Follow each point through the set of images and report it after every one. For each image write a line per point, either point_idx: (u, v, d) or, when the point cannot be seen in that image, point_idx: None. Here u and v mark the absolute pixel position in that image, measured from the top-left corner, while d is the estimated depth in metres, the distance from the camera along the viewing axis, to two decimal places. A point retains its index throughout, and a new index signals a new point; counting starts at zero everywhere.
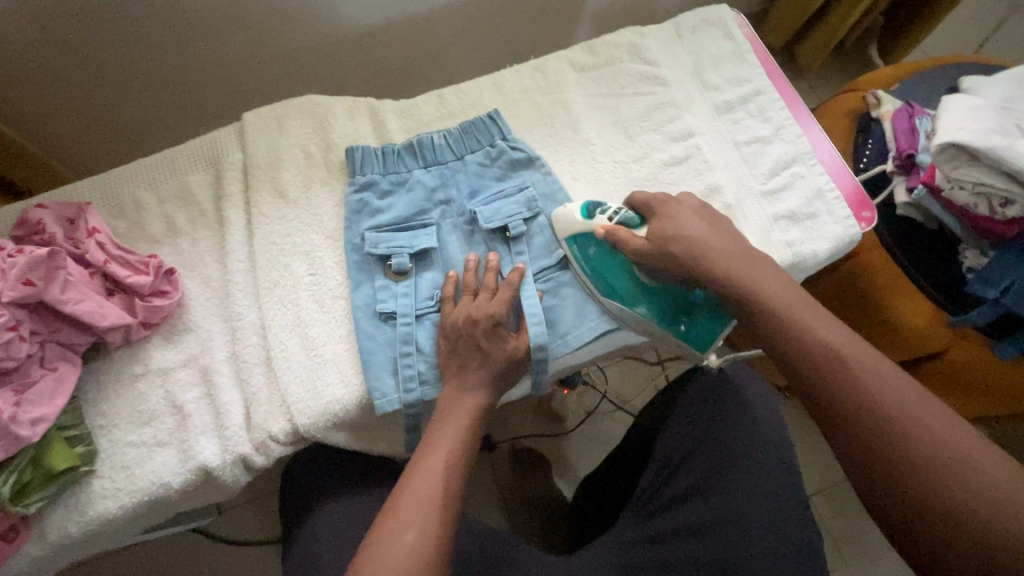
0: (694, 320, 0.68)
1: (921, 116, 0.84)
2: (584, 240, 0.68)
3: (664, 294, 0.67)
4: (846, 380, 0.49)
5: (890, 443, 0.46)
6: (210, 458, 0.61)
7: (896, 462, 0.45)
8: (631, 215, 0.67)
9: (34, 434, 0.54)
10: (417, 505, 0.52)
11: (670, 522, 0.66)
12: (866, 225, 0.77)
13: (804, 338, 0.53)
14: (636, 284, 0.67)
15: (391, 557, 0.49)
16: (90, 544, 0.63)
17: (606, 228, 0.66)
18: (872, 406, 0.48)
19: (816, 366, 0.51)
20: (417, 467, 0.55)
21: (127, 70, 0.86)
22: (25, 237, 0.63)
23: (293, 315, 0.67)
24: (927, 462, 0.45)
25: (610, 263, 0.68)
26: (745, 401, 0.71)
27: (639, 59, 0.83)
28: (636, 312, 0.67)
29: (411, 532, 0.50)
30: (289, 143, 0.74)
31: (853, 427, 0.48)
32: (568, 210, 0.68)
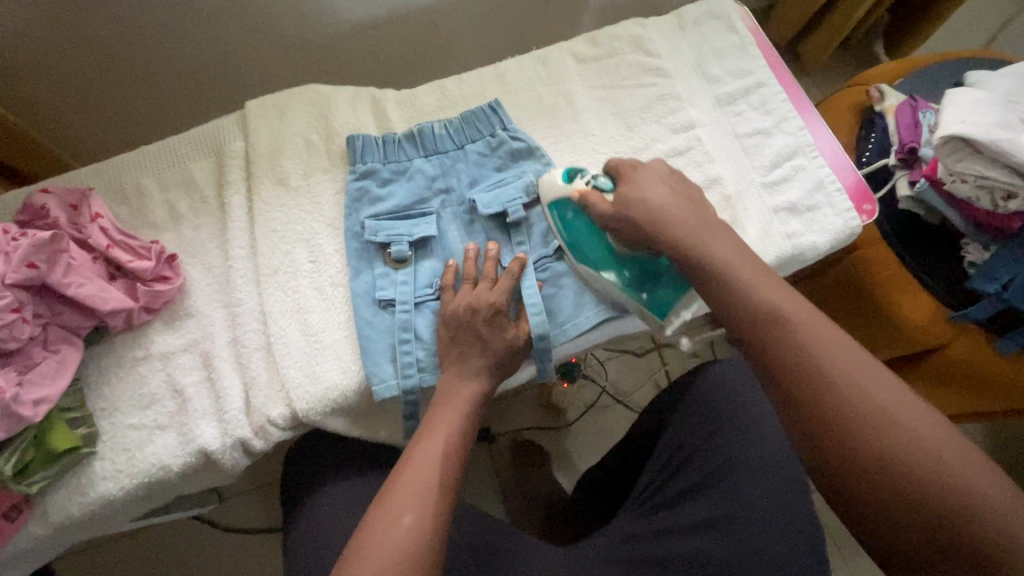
0: (658, 290, 0.67)
1: (925, 110, 0.84)
2: (561, 205, 0.68)
3: (633, 262, 0.67)
4: (809, 376, 0.48)
5: (850, 440, 0.46)
6: (210, 441, 0.62)
7: (849, 442, 0.46)
8: (607, 182, 0.67)
9: (36, 415, 0.55)
10: (416, 489, 0.52)
11: (674, 517, 0.66)
12: (866, 218, 0.76)
13: (764, 318, 0.52)
14: (608, 251, 0.67)
15: (391, 539, 0.49)
16: (91, 526, 0.63)
17: (582, 191, 0.67)
18: (835, 403, 0.47)
19: (780, 362, 0.50)
20: (417, 451, 0.55)
21: (132, 59, 0.87)
22: (30, 221, 0.64)
23: (293, 301, 0.67)
24: (889, 459, 0.44)
25: (585, 229, 0.68)
26: (754, 399, 0.70)
27: (641, 50, 0.83)
28: (605, 278, 0.67)
29: (411, 514, 0.51)
30: (290, 132, 0.75)
31: (814, 424, 0.47)
32: (551, 174, 0.69)
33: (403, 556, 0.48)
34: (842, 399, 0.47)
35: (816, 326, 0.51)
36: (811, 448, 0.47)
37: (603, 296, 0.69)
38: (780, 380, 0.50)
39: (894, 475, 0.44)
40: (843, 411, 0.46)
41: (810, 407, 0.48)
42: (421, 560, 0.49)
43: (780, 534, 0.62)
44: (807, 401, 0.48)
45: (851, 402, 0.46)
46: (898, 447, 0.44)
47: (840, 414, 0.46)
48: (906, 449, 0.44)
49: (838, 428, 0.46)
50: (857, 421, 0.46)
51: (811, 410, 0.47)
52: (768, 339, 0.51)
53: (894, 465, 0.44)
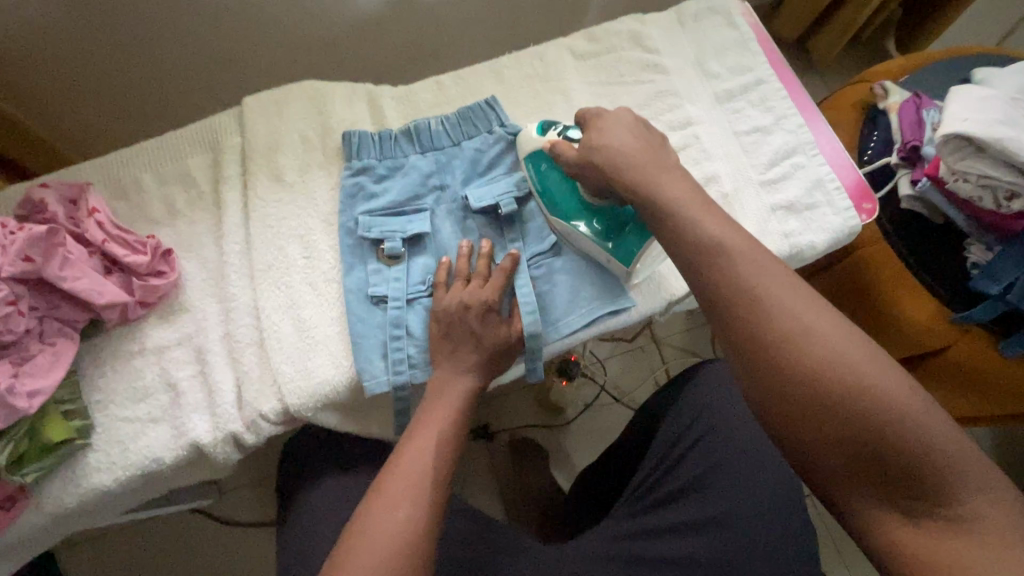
0: (622, 241, 0.65)
1: (928, 107, 0.82)
2: (535, 155, 0.68)
3: (600, 211, 0.65)
4: (759, 319, 0.46)
5: (798, 384, 0.44)
6: (202, 434, 0.62)
7: (823, 414, 0.43)
8: (578, 134, 0.65)
9: (31, 406, 0.55)
10: (407, 483, 0.52)
11: (666, 518, 0.66)
12: (866, 217, 0.75)
13: (730, 282, 0.47)
14: (578, 200, 0.66)
15: (385, 533, 0.49)
16: (86, 516, 0.64)
17: (552, 142, 0.65)
18: (785, 346, 0.44)
19: (736, 311, 0.46)
20: (409, 446, 0.55)
21: (133, 55, 0.88)
22: (28, 216, 0.64)
23: (286, 297, 0.67)
24: (836, 402, 0.42)
25: (556, 179, 0.67)
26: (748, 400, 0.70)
27: (640, 46, 0.82)
28: (571, 227, 0.66)
29: (404, 508, 0.51)
30: (286, 127, 0.75)
31: (763, 368, 0.45)
32: (526, 128, 0.69)
33: (393, 551, 0.48)
34: (792, 342, 0.44)
35: (772, 270, 0.47)
36: (760, 394, 0.45)
37: (596, 292, 0.69)
38: (729, 325, 0.47)
39: (843, 416, 0.42)
40: (791, 355, 0.44)
41: (759, 351, 0.45)
42: (409, 556, 0.49)
43: (769, 534, 0.62)
44: (757, 345, 0.45)
45: (801, 344, 0.44)
46: (847, 388, 0.42)
47: (792, 358, 0.44)
48: (855, 391, 0.42)
49: (788, 372, 0.44)
50: (805, 362, 0.44)
51: (760, 353, 0.45)
52: (719, 282, 0.48)
53: (843, 407, 0.42)
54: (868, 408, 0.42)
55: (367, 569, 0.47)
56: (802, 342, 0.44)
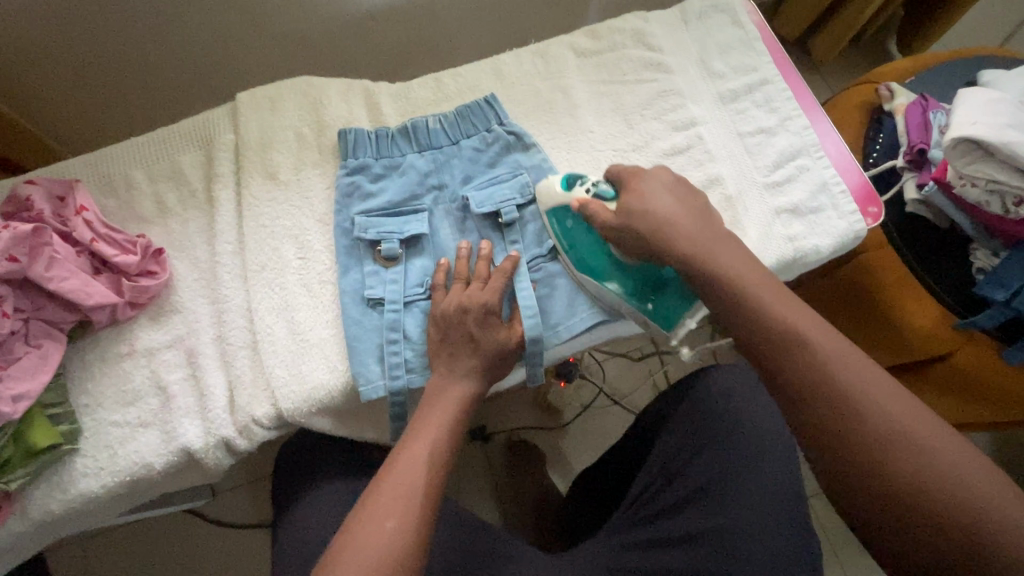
0: (662, 301, 0.65)
1: (936, 110, 0.81)
2: (562, 214, 0.67)
3: (637, 273, 0.65)
4: (807, 369, 0.49)
5: (844, 432, 0.46)
6: (193, 439, 0.61)
7: (863, 451, 0.45)
8: (609, 189, 0.65)
9: (16, 411, 0.54)
10: (398, 494, 0.51)
11: (667, 528, 0.65)
12: (872, 221, 0.74)
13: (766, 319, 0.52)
14: (610, 261, 0.65)
15: (371, 545, 0.48)
16: (75, 522, 0.63)
17: (581, 200, 0.64)
18: (830, 394, 0.47)
19: (776, 347, 0.50)
20: (401, 454, 0.54)
21: (122, 48, 0.86)
22: (15, 213, 0.62)
23: (280, 298, 0.66)
24: (879, 451, 0.45)
25: (588, 240, 0.66)
26: (755, 408, 0.68)
27: (642, 45, 0.80)
28: (610, 290, 0.65)
29: (392, 519, 0.49)
30: (281, 124, 0.73)
31: (807, 414, 0.48)
32: (549, 180, 0.67)
33: (383, 561, 0.47)
34: (837, 391, 0.47)
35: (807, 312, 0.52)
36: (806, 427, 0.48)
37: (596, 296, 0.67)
38: (774, 373, 0.50)
39: (889, 468, 0.44)
40: (837, 404, 0.47)
41: (800, 386, 0.49)
42: (401, 565, 0.47)
43: (772, 545, 0.60)
44: (802, 391, 0.48)
45: (827, 370, 0.48)
46: (891, 440, 0.45)
47: (835, 406, 0.47)
48: (899, 443, 0.44)
49: (832, 421, 0.47)
50: (851, 412, 0.46)
51: (806, 400, 0.48)
52: (767, 333, 0.51)
53: (888, 459, 0.44)
54: (912, 462, 0.44)
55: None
56: (846, 393, 0.47)
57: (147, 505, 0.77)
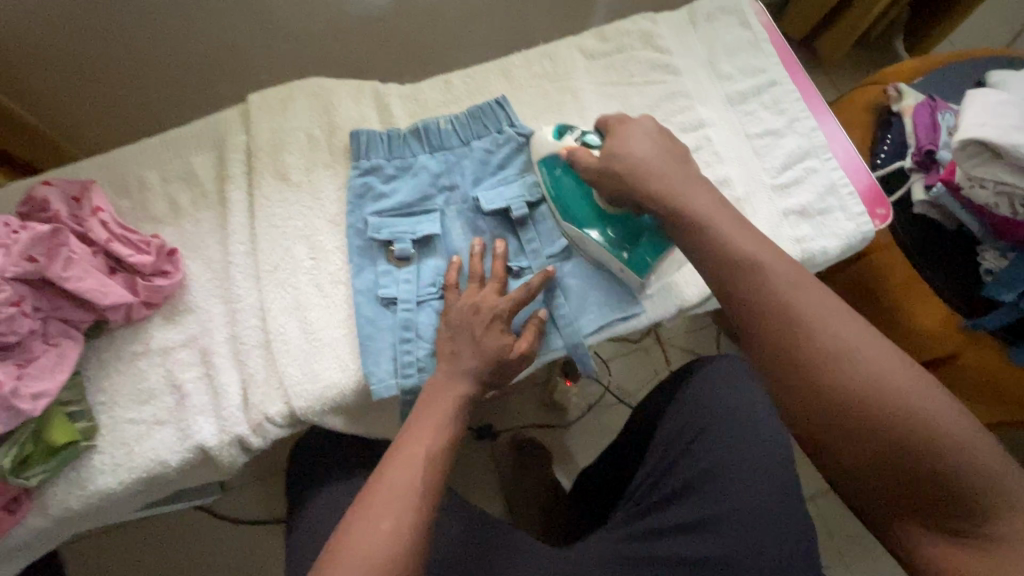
0: (638, 250, 0.65)
1: (944, 111, 0.81)
2: (551, 162, 0.68)
3: (616, 220, 0.65)
4: (807, 351, 0.47)
5: (841, 404, 0.46)
6: (208, 437, 0.62)
7: (851, 421, 0.45)
8: (597, 139, 0.66)
9: (35, 409, 0.55)
10: (394, 493, 0.51)
11: (665, 518, 0.64)
12: (880, 222, 0.75)
13: (754, 290, 0.50)
14: (592, 208, 0.66)
15: (366, 544, 0.48)
16: (92, 518, 0.64)
17: (570, 147, 0.66)
18: (827, 367, 0.47)
19: (765, 319, 0.49)
20: (399, 451, 0.53)
21: (133, 50, 0.86)
22: (32, 214, 0.63)
23: (292, 298, 0.67)
24: (877, 420, 0.45)
25: (573, 186, 0.67)
26: (748, 396, 0.68)
27: (651, 46, 0.81)
28: (587, 235, 0.66)
29: (387, 519, 0.49)
30: (292, 126, 0.74)
31: (804, 388, 0.47)
32: (542, 133, 0.69)
33: (379, 560, 0.47)
34: (835, 364, 0.46)
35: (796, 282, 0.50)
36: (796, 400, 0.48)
37: (605, 297, 0.68)
38: (778, 365, 0.48)
39: (886, 437, 0.44)
40: (835, 375, 0.46)
41: (788, 359, 0.48)
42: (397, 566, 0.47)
43: (771, 530, 0.60)
44: (799, 365, 0.47)
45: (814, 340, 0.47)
46: (889, 408, 0.45)
47: (834, 379, 0.46)
48: (896, 409, 0.44)
49: (829, 394, 0.46)
50: (848, 383, 0.46)
51: (802, 374, 0.47)
52: (770, 323, 0.49)
53: (883, 427, 0.44)
54: (901, 427, 0.44)
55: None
56: (842, 364, 0.46)
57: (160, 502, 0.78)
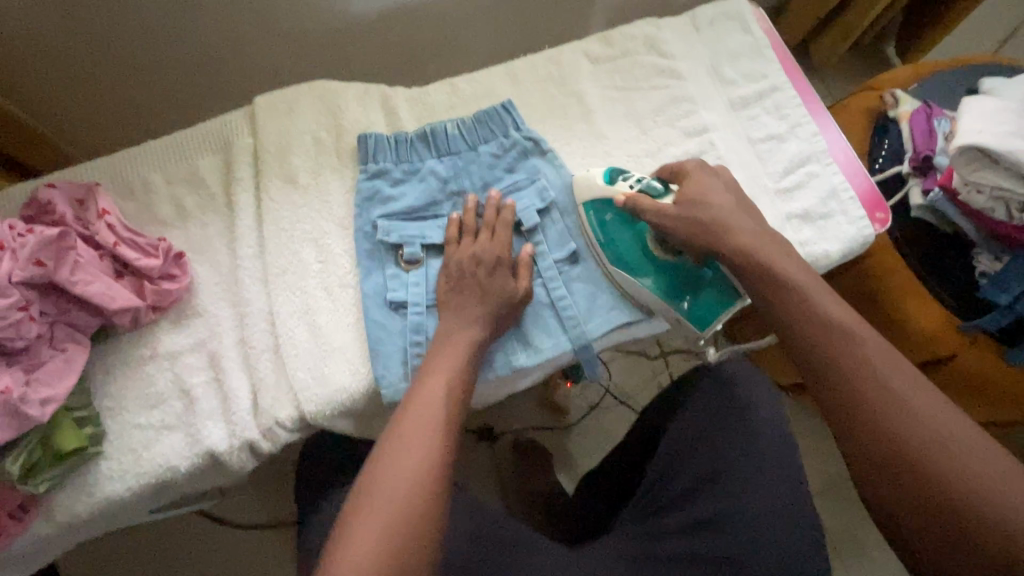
0: (701, 300, 0.66)
1: (939, 118, 0.83)
2: (602, 206, 0.68)
3: (676, 270, 0.66)
4: (857, 376, 0.51)
5: (889, 448, 0.48)
6: (217, 442, 0.62)
7: (896, 447, 0.48)
8: (659, 186, 0.66)
9: (44, 415, 0.54)
10: (421, 423, 0.52)
11: (674, 518, 0.65)
12: (879, 226, 0.76)
13: (806, 317, 0.55)
14: (648, 258, 0.67)
15: (396, 468, 0.49)
16: (98, 525, 0.63)
17: (627, 194, 0.66)
18: (878, 412, 0.49)
19: (818, 345, 0.54)
20: (422, 389, 0.55)
21: (134, 51, 0.85)
22: (36, 216, 0.63)
23: (301, 302, 0.66)
24: (923, 471, 0.47)
25: (627, 232, 0.68)
26: (752, 400, 0.69)
27: (655, 51, 0.82)
28: (643, 284, 0.66)
29: (416, 445, 0.50)
30: (299, 129, 0.73)
31: (850, 426, 0.51)
32: (590, 172, 0.69)
33: (409, 482, 0.48)
34: (888, 412, 0.49)
35: None
36: (841, 420, 0.51)
37: (613, 299, 0.69)
38: (829, 388, 0.52)
39: (929, 486, 0.46)
40: (889, 413, 0.49)
41: (837, 381, 0.52)
42: (429, 486, 0.49)
43: (777, 530, 0.60)
44: (851, 405, 0.51)
45: (865, 365, 0.51)
46: (935, 461, 0.46)
47: (884, 424, 0.49)
48: (945, 465, 0.46)
49: (877, 437, 0.49)
50: (897, 431, 0.48)
51: (853, 414, 0.50)
52: (822, 348, 0.53)
53: (928, 477, 0.46)
54: (945, 461, 0.46)
55: (393, 502, 0.47)
56: (895, 413, 0.49)
57: (174, 505, 0.75)
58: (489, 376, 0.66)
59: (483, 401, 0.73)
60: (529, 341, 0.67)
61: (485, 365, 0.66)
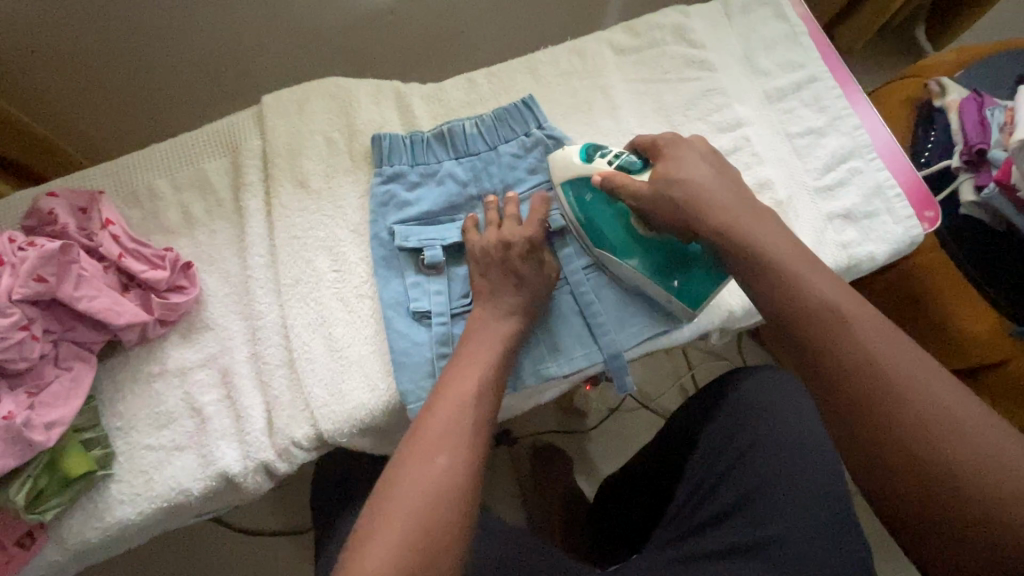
0: (690, 278, 0.59)
1: (992, 107, 0.78)
2: (580, 185, 0.63)
3: (661, 249, 0.60)
4: (839, 339, 0.45)
5: (925, 457, 0.40)
6: (231, 463, 0.59)
7: (889, 416, 0.42)
8: (635, 160, 0.60)
9: (49, 439, 0.51)
10: (449, 431, 0.48)
11: (715, 542, 0.61)
12: (928, 225, 0.71)
13: (786, 280, 0.49)
14: (632, 236, 0.61)
15: (421, 479, 0.45)
16: (112, 548, 0.61)
17: (603, 173, 0.60)
18: (906, 419, 0.41)
19: (796, 306, 0.47)
20: (449, 392, 0.51)
21: (136, 48, 0.82)
22: (36, 227, 0.60)
23: (316, 315, 0.63)
24: (964, 478, 0.39)
25: (607, 211, 0.62)
26: (785, 411, 0.65)
27: (684, 41, 0.77)
28: (629, 266, 0.62)
29: (444, 454, 0.47)
30: (310, 130, 0.70)
31: (868, 437, 0.42)
32: (567, 151, 0.64)
33: (437, 496, 0.44)
34: (912, 419, 0.41)
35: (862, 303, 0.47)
36: (826, 390, 0.44)
37: (646, 309, 0.65)
38: (809, 356, 0.46)
39: (963, 503, 0.39)
40: (880, 381, 0.42)
41: (817, 344, 0.45)
42: (456, 500, 0.45)
43: (823, 555, 0.57)
44: (873, 408, 0.42)
45: (851, 330, 0.45)
46: (983, 469, 0.39)
47: (910, 432, 0.41)
48: (984, 477, 0.39)
49: (900, 451, 0.41)
50: (888, 402, 0.42)
51: (882, 421, 0.42)
52: (803, 314, 0.47)
53: (965, 493, 0.39)
54: (933, 430, 0.41)
55: (417, 508, 0.43)
56: (927, 413, 0.41)
57: (201, 511, 0.63)
58: (520, 388, 0.62)
59: (508, 412, 0.70)
60: (558, 351, 0.63)
61: (513, 377, 0.62)
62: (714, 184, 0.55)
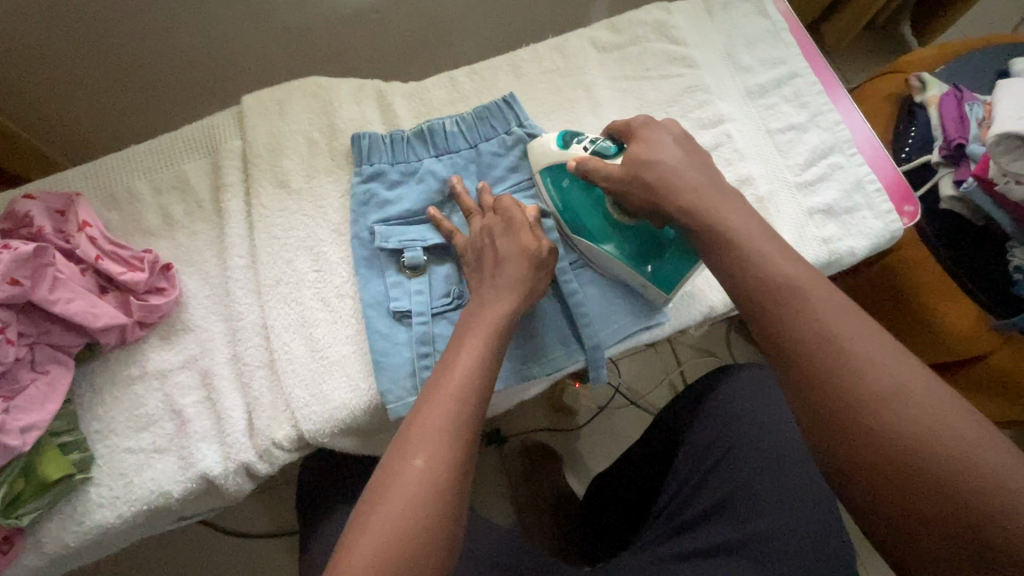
0: (664, 261, 0.60)
1: (971, 102, 0.79)
2: (557, 172, 0.64)
3: (635, 233, 0.61)
4: (813, 334, 0.44)
5: (899, 454, 0.39)
6: (211, 465, 0.58)
7: (864, 412, 0.40)
8: (608, 145, 0.60)
9: (24, 444, 0.51)
10: (428, 432, 0.46)
11: (701, 539, 0.61)
12: (907, 220, 0.71)
13: (760, 275, 0.48)
14: (607, 221, 0.62)
15: (403, 482, 0.44)
16: (91, 553, 0.60)
17: (578, 158, 0.61)
18: (884, 420, 0.40)
19: (767, 303, 0.47)
20: (436, 391, 0.49)
21: (115, 48, 0.81)
22: (12, 229, 0.59)
23: (296, 315, 0.63)
24: (941, 475, 0.37)
25: (584, 197, 0.63)
26: (768, 409, 0.66)
27: (666, 37, 0.77)
28: (604, 251, 0.62)
29: (422, 457, 0.45)
30: (289, 129, 0.69)
31: (843, 436, 0.41)
32: (545, 140, 0.64)
33: (415, 500, 0.43)
34: (886, 414, 0.40)
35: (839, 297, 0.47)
36: (795, 386, 0.44)
37: (625, 304, 0.65)
38: (782, 353, 0.45)
39: (941, 501, 0.37)
40: (853, 376, 0.41)
41: (789, 339, 0.45)
42: (437, 502, 0.43)
43: (800, 551, 0.57)
44: (845, 404, 0.41)
45: (823, 324, 0.44)
46: (961, 465, 0.37)
47: (888, 431, 0.39)
48: (967, 479, 0.36)
49: (875, 448, 0.39)
50: (862, 398, 0.41)
51: (854, 418, 0.41)
52: (775, 310, 0.46)
53: (952, 497, 0.37)
54: (907, 425, 0.39)
55: (399, 511, 0.43)
56: (903, 408, 0.40)
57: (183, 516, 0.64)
58: (503, 387, 0.62)
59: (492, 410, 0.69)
60: (539, 348, 0.63)
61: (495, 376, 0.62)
62: (693, 178, 0.55)
